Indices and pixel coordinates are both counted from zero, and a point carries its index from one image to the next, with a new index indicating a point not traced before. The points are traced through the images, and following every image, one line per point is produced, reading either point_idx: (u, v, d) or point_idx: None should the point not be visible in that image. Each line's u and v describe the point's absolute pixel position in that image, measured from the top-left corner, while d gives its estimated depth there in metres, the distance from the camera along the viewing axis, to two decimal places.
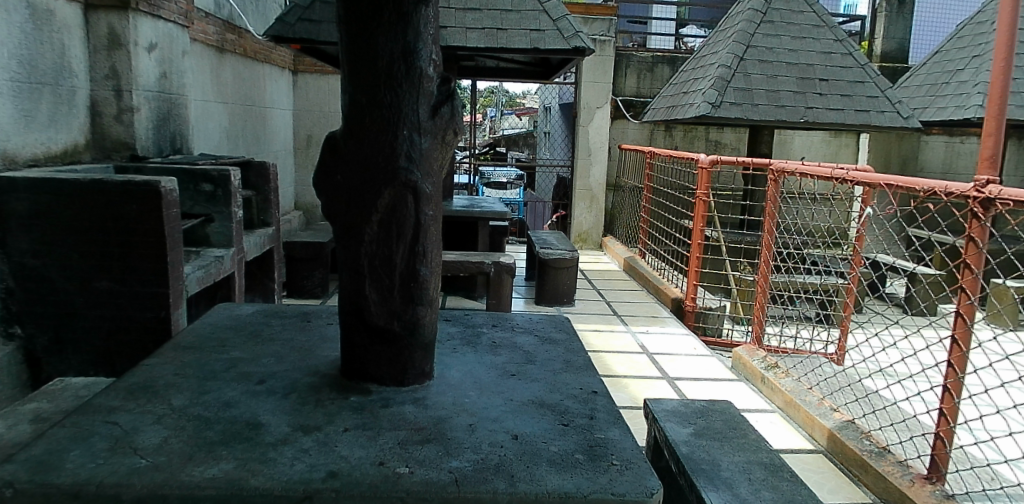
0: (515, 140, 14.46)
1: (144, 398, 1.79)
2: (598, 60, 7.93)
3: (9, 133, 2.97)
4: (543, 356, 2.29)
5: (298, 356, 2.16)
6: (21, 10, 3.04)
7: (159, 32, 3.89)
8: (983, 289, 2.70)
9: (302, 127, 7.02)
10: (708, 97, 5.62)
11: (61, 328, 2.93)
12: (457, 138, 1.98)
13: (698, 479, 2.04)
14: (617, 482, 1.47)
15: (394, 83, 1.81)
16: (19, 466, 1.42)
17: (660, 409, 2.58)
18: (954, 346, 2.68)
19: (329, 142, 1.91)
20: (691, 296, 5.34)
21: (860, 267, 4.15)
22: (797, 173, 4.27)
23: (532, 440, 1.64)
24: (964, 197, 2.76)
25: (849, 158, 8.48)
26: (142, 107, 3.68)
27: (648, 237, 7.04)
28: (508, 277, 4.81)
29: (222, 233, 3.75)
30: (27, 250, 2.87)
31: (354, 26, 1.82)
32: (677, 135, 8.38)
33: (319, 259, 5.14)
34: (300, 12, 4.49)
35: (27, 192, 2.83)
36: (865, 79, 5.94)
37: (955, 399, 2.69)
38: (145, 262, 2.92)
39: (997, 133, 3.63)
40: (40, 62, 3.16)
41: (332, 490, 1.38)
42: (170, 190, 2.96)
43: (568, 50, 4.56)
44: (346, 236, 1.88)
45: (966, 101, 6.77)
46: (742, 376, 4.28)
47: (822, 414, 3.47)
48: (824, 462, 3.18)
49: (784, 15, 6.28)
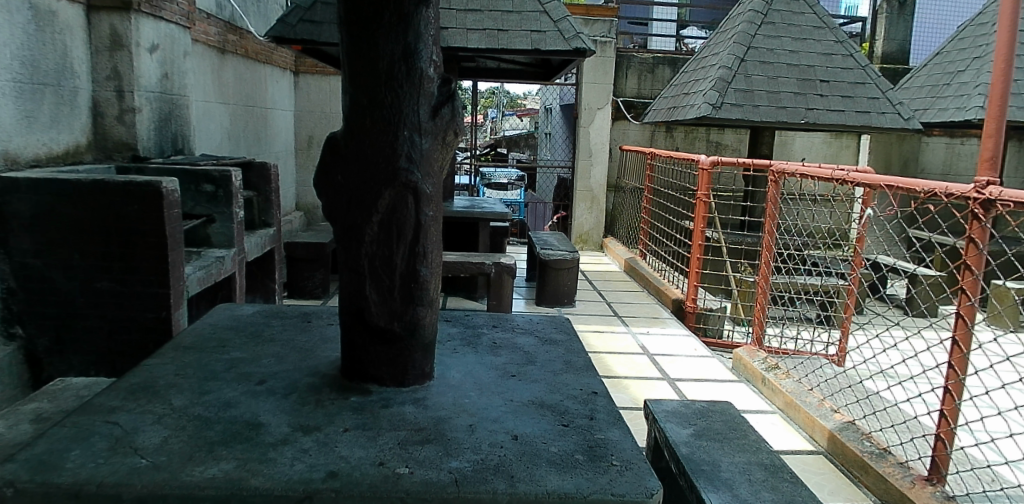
0: (516, 141, 14.48)
1: (145, 398, 1.79)
2: (599, 61, 7.94)
3: (12, 133, 2.97)
4: (543, 357, 2.29)
5: (299, 356, 2.16)
6: (24, 11, 3.04)
7: (161, 33, 3.89)
8: (983, 291, 2.69)
9: (303, 128, 7.03)
10: (709, 98, 5.63)
11: (62, 328, 2.94)
12: (458, 138, 1.98)
13: (698, 480, 2.04)
14: (617, 482, 1.47)
15: (394, 84, 1.82)
16: (20, 465, 1.42)
17: (660, 410, 2.58)
18: (955, 347, 2.68)
19: (329, 143, 1.91)
20: (692, 297, 5.33)
21: (860, 268, 4.15)
22: (797, 174, 4.27)
23: (532, 441, 1.65)
24: (964, 198, 2.76)
25: (849, 159, 8.48)
26: (143, 108, 3.69)
27: (649, 238, 7.04)
28: (508, 278, 4.81)
29: (223, 233, 3.76)
30: (29, 250, 2.87)
31: (355, 27, 1.82)
32: (678, 136, 8.38)
33: (319, 260, 5.14)
34: (302, 13, 4.50)
35: (27, 192, 2.82)
36: (866, 80, 5.94)
37: (956, 401, 2.69)
38: (147, 263, 2.93)
39: (997, 135, 3.63)
40: (42, 62, 3.16)
41: (332, 490, 1.38)
42: (172, 190, 2.96)
43: (569, 51, 4.57)
44: (346, 236, 1.89)
45: (966, 103, 6.78)
46: (742, 377, 4.28)
47: (822, 415, 3.47)
48: (825, 464, 3.18)
49: (785, 16, 6.29)
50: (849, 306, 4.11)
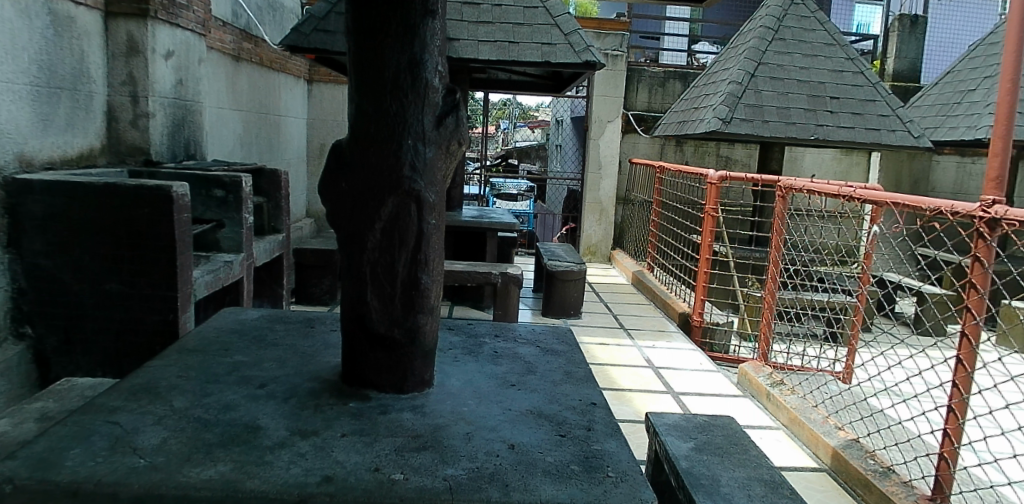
0: (527, 152, 14.49)
1: (146, 399, 1.81)
2: (610, 74, 7.96)
3: (28, 135, 3.01)
4: (543, 367, 2.30)
5: (301, 361, 2.18)
6: (43, 17, 3.10)
7: (177, 40, 3.96)
8: (989, 310, 2.69)
9: (316, 136, 7.11)
10: (719, 113, 5.61)
11: (70, 328, 2.98)
12: (463, 148, 2.00)
13: (697, 493, 2.02)
14: (611, 494, 1.47)
15: (400, 93, 1.84)
16: (20, 463, 1.44)
17: (661, 423, 2.57)
18: (960, 366, 2.64)
19: (334, 151, 1.94)
20: (698, 310, 5.37)
21: (868, 285, 4.06)
22: (805, 190, 4.22)
23: (528, 450, 1.65)
24: (969, 217, 2.73)
25: (860, 177, 8.46)
26: (157, 113, 3.76)
27: (657, 252, 7.10)
28: (514, 289, 4.82)
29: (232, 238, 3.80)
30: (41, 251, 2.91)
31: (363, 36, 1.85)
32: (688, 150, 8.43)
33: (328, 267, 5.18)
34: (316, 23, 4.56)
35: (43, 194, 2.88)
36: (876, 97, 5.92)
37: (961, 421, 2.64)
38: (156, 266, 2.96)
39: (1003, 151, 3.65)
40: (59, 67, 3.23)
41: (326, 494, 1.38)
42: (182, 195, 3.00)
43: (578, 64, 4.58)
44: (349, 243, 1.91)
45: (977, 121, 6.76)
46: (748, 393, 4.25)
47: (827, 432, 3.44)
48: (827, 481, 3.15)
49: (796, 33, 6.31)
50: (856, 323, 4.02)
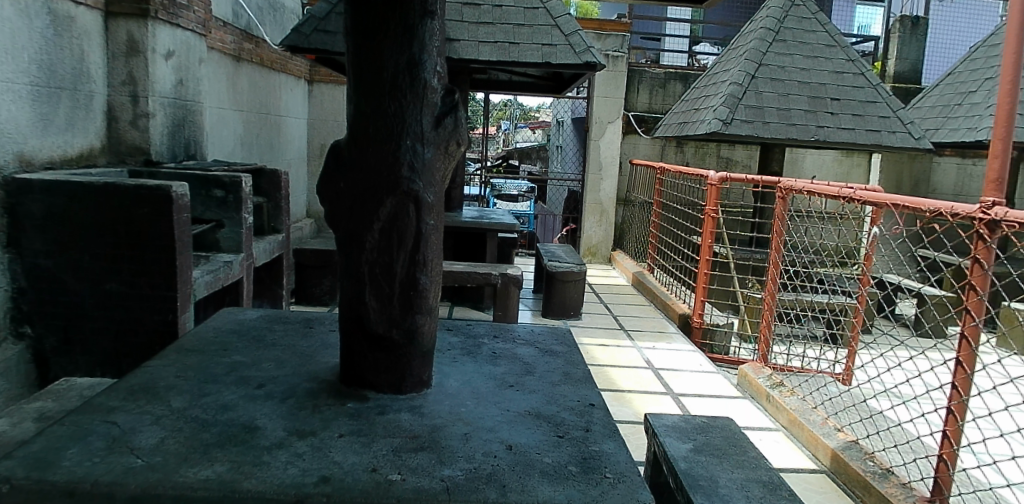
0: (527, 153, 14.48)
1: (144, 399, 1.81)
2: (611, 75, 7.96)
3: (28, 134, 3.02)
4: (542, 368, 2.30)
5: (299, 361, 2.17)
6: (44, 17, 3.11)
7: (177, 40, 3.96)
8: (988, 312, 2.68)
9: (316, 136, 7.11)
10: (719, 114, 5.61)
11: (70, 328, 2.98)
12: (461, 148, 1.99)
13: (695, 494, 2.02)
14: (608, 495, 1.47)
15: (398, 94, 1.84)
16: (17, 463, 1.44)
17: (659, 424, 2.56)
18: (959, 368, 2.64)
19: (334, 151, 1.94)
20: (698, 312, 5.35)
21: (868, 287, 4.06)
22: (805, 191, 4.22)
23: (526, 451, 1.65)
24: (969, 218, 2.72)
25: (861, 178, 8.45)
26: (157, 113, 3.76)
27: (657, 253, 7.09)
28: (514, 289, 4.81)
29: (232, 238, 3.79)
30: (40, 250, 2.91)
31: (362, 36, 1.85)
32: (688, 151, 8.42)
33: (328, 267, 5.17)
34: (316, 23, 4.56)
35: (43, 194, 2.88)
36: (877, 99, 5.92)
37: (960, 422, 2.63)
38: (155, 265, 2.96)
39: (1003, 153, 3.64)
40: (60, 67, 3.23)
41: (322, 495, 1.38)
42: (181, 195, 3.00)
43: (578, 65, 4.58)
44: (348, 244, 1.91)
45: (977, 123, 6.76)
46: (747, 394, 4.25)
47: (826, 434, 3.43)
48: (826, 482, 3.14)
49: (797, 34, 6.31)
50: (856, 324, 4.02)
